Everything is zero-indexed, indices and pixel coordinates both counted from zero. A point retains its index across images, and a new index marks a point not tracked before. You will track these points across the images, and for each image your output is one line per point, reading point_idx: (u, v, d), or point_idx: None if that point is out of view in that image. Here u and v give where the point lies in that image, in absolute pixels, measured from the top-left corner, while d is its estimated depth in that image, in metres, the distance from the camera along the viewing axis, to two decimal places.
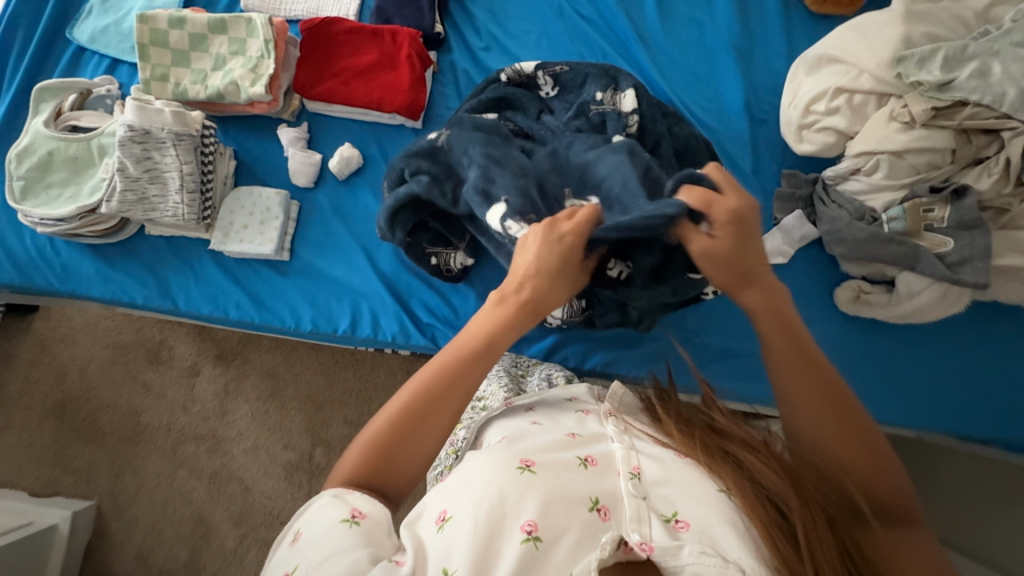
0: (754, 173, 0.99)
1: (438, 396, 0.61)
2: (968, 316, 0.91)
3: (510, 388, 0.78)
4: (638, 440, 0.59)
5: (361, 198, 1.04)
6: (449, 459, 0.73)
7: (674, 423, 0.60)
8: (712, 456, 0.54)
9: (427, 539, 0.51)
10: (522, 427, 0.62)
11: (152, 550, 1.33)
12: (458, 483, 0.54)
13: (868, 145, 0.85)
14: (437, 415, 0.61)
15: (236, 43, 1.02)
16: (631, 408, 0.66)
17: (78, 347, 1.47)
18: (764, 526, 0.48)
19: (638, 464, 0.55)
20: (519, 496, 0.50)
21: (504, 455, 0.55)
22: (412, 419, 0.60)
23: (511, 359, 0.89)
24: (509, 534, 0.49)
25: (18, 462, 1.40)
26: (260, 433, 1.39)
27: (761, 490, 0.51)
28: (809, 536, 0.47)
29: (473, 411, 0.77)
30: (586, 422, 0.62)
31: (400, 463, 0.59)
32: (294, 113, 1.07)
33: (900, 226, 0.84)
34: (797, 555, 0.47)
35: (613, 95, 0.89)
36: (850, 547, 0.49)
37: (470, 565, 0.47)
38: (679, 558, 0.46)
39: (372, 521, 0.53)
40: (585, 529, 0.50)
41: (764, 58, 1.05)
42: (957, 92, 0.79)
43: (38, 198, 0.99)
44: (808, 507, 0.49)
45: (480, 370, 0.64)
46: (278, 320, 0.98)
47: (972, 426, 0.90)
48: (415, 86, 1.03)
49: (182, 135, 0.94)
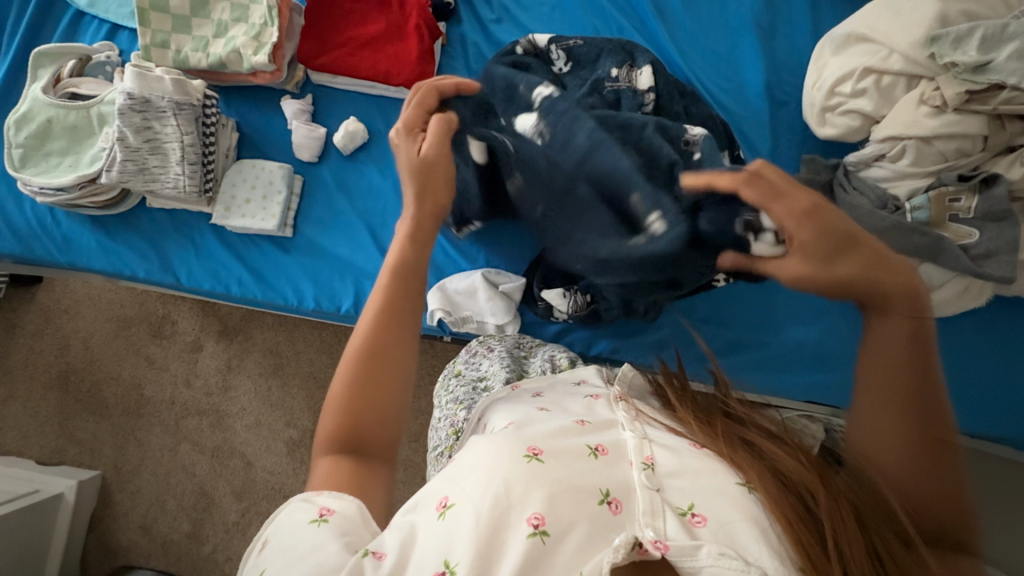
0: (773, 157, 0.95)
1: (378, 330, 0.63)
2: (988, 310, 0.88)
3: (514, 368, 0.77)
4: (651, 428, 0.58)
5: (365, 175, 1.01)
6: (450, 440, 0.71)
7: (692, 414, 0.59)
8: (735, 448, 0.53)
9: (423, 527, 0.50)
10: (528, 412, 0.61)
11: (156, 520, 1.34)
12: (462, 469, 0.53)
13: (895, 130, 0.82)
14: (386, 350, 0.62)
15: (238, 9, 0.99)
16: (641, 392, 0.66)
17: (81, 319, 1.47)
18: (786, 521, 0.47)
19: (651, 453, 0.54)
20: (526, 486, 0.49)
21: (512, 441, 0.53)
22: (367, 371, 0.61)
23: (513, 340, 0.86)
24: (515, 528, 0.47)
25: (24, 431, 1.41)
26: (262, 409, 1.39)
27: (785, 481, 0.50)
28: (835, 529, 0.45)
29: (475, 391, 0.76)
30: (596, 407, 0.61)
31: (376, 410, 0.60)
32: (298, 85, 1.04)
33: (923, 216, 0.81)
34: (824, 554, 0.45)
35: (629, 72, 0.86)
36: (879, 545, 0.45)
37: (473, 561, 0.46)
38: (696, 559, 0.45)
39: (342, 517, 0.52)
40: (595, 523, 0.48)
41: (788, 36, 1.00)
42: (993, 75, 0.75)
43: (38, 166, 0.97)
44: (835, 499, 0.48)
45: (404, 294, 0.67)
46: (280, 298, 0.97)
47: (996, 424, 0.86)
48: (423, 58, 0.99)
49: (183, 105, 0.91)
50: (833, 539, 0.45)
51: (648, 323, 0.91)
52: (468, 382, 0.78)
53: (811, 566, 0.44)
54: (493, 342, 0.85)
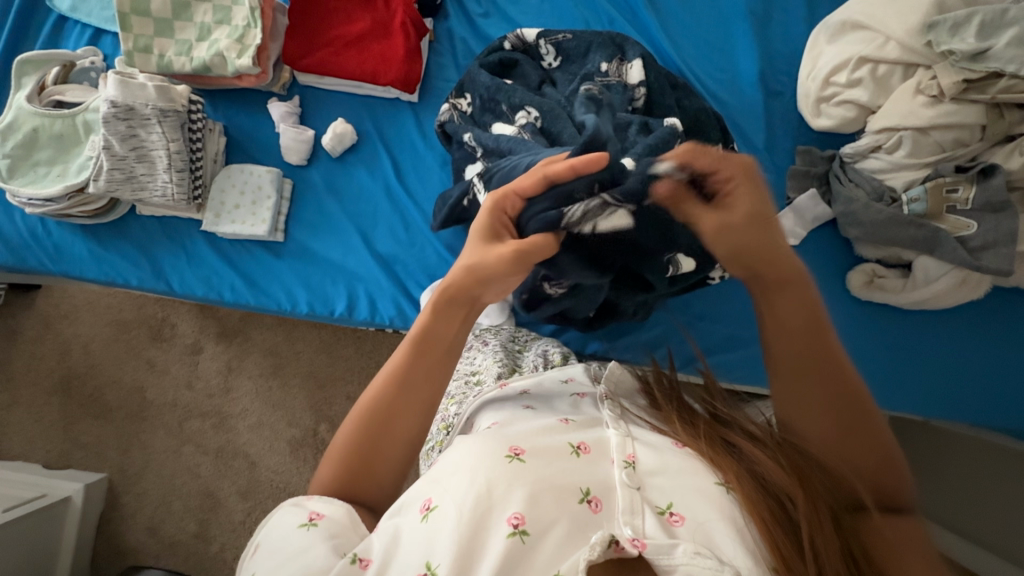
0: (768, 149, 0.93)
1: (392, 397, 0.61)
2: (990, 301, 0.86)
3: (505, 362, 0.76)
4: (635, 426, 0.58)
5: (355, 177, 1.00)
6: (440, 434, 0.70)
7: (676, 413, 0.59)
8: (715, 448, 0.53)
9: (406, 530, 0.50)
10: (514, 412, 0.61)
11: (163, 521, 1.36)
12: (444, 471, 0.53)
13: (891, 121, 0.80)
14: (396, 422, 0.61)
15: (221, 11, 0.98)
16: (629, 391, 0.66)
17: (81, 324, 1.47)
18: (763, 522, 0.47)
19: (633, 452, 0.53)
20: (507, 486, 0.49)
21: (494, 441, 0.53)
22: (367, 435, 0.60)
23: (508, 334, 0.86)
24: (496, 527, 0.48)
25: (29, 436, 1.42)
26: (264, 410, 1.40)
27: (764, 484, 0.50)
28: (813, 534, 0.46)
29: (466, 385, 0.75)
30: (582, 406, 0.63)
31: (371, 476, 0.60)
32: (285, 86, 1.02)
33: (920, 208, 0.80)
34: (800, 556, 0.45)
35: (619, 66, 0.84)
36: (855, 547, 0.47)
37: (453, 562, 0.46)
38: (673, 557, 0.45)
39: (331, 520, 0.53)
40: (574, 521, 0.48)
41: (782, 23, 0.98)
42: (991, 62, 0.73)
43: (26, 176, 0.96)
44: (814, 505, 0.48)
45: (424, 370, 0.63)
46: (274, 303, 0.96)
47: (1002, 415, 0.86)
48: (410, 56, 0.97)
49: (167, 111, 0.91)
50: (808, 539, 0.46)
51: (643, 321, 0.90)
52: (462, 376, 0.77)
53: (783, 565, 0.45)
54: (486, 336, 0.85)
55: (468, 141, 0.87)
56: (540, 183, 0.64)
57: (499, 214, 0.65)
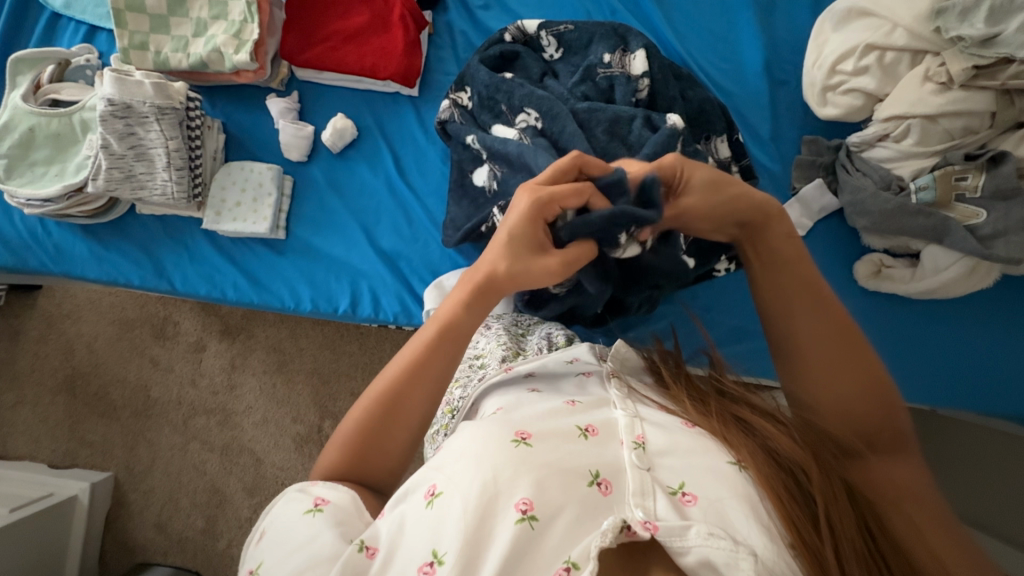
0: (774, 140, 0.92)
1: (404, 388, 0.61)
2: (998, 290, 0.86)
3: (510, 345, 0.74)
4: (643, 406, 0.58)
5: (357, 172, 0.99)
6: (446, 418, 0.69)
7: (685, 392, 0.59)
8: (727, 426, 0.53)
9: (411, 518, 0.50)
10: (519, 395, 0.60)
11: (170, 518, 1.36)
12: (450, 456, 0.52)
13: (899, 109, 0.79)
14: (406, 408, 0.61)
15: (217, 6, 0.96)
16: (634, 370, 0.66)
17: (83, 323, 1.46)
18: (778, 499, 0.47)
19: (642, 432, 0.53)
20: (515, 472, 0.49)
21: (500, 425, 0.53)
22: (376, 423, 0.60)
23: (510, 318, 0.83)
24: (504, 513, 0.47)
25: (34, 436, 1.42)
26: (268, 407, 1.40)
27: (778, 459, 0.51)
28: (827, 504, 0.47)
29: (471, 367, 0.73)
30: (587, 386, 0.61)
31: (379, 453, 0.60)
32: (283, 82, 1.01)
33: (929, 196, 0.80)
34: (816, 530, 0.46)
35: (622, 57, 0.83)
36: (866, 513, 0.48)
37: (462, 551, 0.46)
38: (686, 538, 0.44)
39: (336, 507, 0.53)
40: (585, 504, 0.48)
41: (787, 11, 0.96)
42: (1001, 48, 0.72)
43: (23, 177, 0.95)
44: (826, 478, 0.48)
45: (444, 359, 0.62)
46: (278, 300, 0.96)
47: (1011, 405, 0.85)
48: (409, 49, 0.96)
49: (165, 109, 0.90)
50: (825, 512, 0.46)
51: (648, 314, 0.88)
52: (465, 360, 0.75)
53: (800, 542, 0.45)
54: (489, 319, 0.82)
55: (472, 145, 0.86)
56: (584, 201, 0.61)
57: (539, 223, 0.60)
